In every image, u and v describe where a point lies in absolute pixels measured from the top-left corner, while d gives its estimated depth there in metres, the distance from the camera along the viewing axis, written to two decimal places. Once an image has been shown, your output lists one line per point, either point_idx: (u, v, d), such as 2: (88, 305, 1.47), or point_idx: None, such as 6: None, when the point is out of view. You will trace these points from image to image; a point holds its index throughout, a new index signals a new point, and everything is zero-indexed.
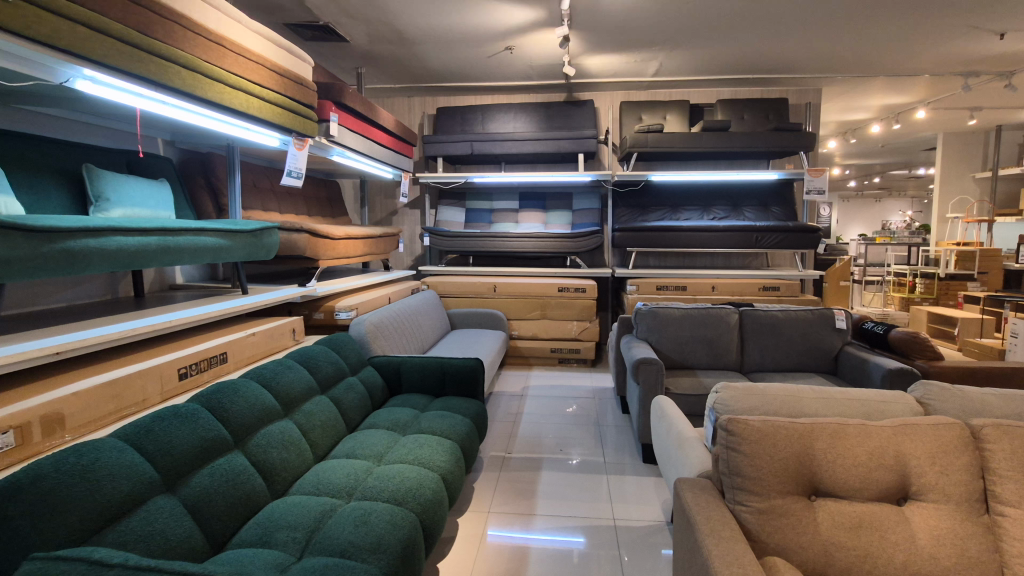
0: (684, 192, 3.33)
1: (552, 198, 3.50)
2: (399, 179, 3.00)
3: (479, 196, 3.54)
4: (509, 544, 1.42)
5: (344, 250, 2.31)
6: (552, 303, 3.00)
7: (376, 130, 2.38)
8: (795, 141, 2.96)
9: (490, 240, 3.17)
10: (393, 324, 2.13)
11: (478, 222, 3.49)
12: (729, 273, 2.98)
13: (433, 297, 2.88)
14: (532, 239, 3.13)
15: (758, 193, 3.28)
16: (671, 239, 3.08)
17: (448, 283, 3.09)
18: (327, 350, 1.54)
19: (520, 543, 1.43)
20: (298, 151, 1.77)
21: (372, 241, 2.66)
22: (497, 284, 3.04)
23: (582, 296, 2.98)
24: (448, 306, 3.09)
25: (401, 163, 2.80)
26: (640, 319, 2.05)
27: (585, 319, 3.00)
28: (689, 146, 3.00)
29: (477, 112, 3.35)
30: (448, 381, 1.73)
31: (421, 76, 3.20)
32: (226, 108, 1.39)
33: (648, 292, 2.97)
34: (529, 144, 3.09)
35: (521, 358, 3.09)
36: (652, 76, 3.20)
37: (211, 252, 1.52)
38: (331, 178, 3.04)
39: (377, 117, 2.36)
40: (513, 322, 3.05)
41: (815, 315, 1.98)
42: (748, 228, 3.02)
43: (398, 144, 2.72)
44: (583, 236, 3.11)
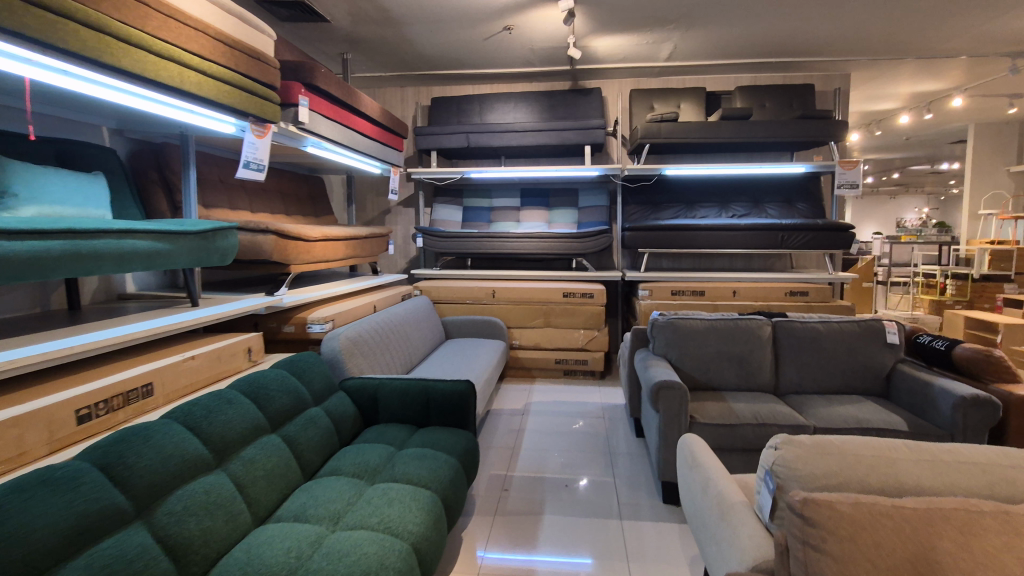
0: (700, 188, 3.05)
1: (555, 195, 3.23)
2: (388, 174, 2.74)
3: (478, 194, 3.29)
4: (509, 566, 1.31)
5: (322, 254, 2.06)
6: (556, 309, 2.74)
7: (357, 119, 2.13)
8: (825, 129, 2.68)
9: (488, 241, 2.90)
10: (375, 338, 1.87)
11: (476, 222, 3.25)
12: (751, 276, 2.70)
13: (426, 304, 2.62)
14: (535, 239, 2.87)
15: (782, 189, 3.00)
16: (688, 240, 2.81)
17: (443, 288, 2.83)
18: (284, 376, 1.28)
19: (521, 564, 1.32)
20: (257, 140, 1.51)
21: (356, 243, 2.41)
22: (496, 290, 2.78)
23: (589, 303, 2.72)
24: (442, 312, 2.83)
25: (390, 157, 2.54)
26: (657, 332, 1.78)
27: (593, 327, 2.73)
28: (707, 137, 2.73)
29: (474, 101, 3.09)
30: (433, 409, 1.47)
31: (413, 63, 2.94)
32: (157, 85, 1.12)
33: (661, 298, 2.70)
34: (530, 136, 2.82)
35: (522, 370, 2.83)
36: (665, 61, 2.93)
37: (144, 257, 1.25)
38: (315, 174, 2.78)
39: (359, 105, 2.11)
40: (514, 331, 2.79)
41: (861, 328, 1.71)
42: (772, 226, 2.74)
43: (386, 136, 2.47)
44: (591, 236, 2.84)
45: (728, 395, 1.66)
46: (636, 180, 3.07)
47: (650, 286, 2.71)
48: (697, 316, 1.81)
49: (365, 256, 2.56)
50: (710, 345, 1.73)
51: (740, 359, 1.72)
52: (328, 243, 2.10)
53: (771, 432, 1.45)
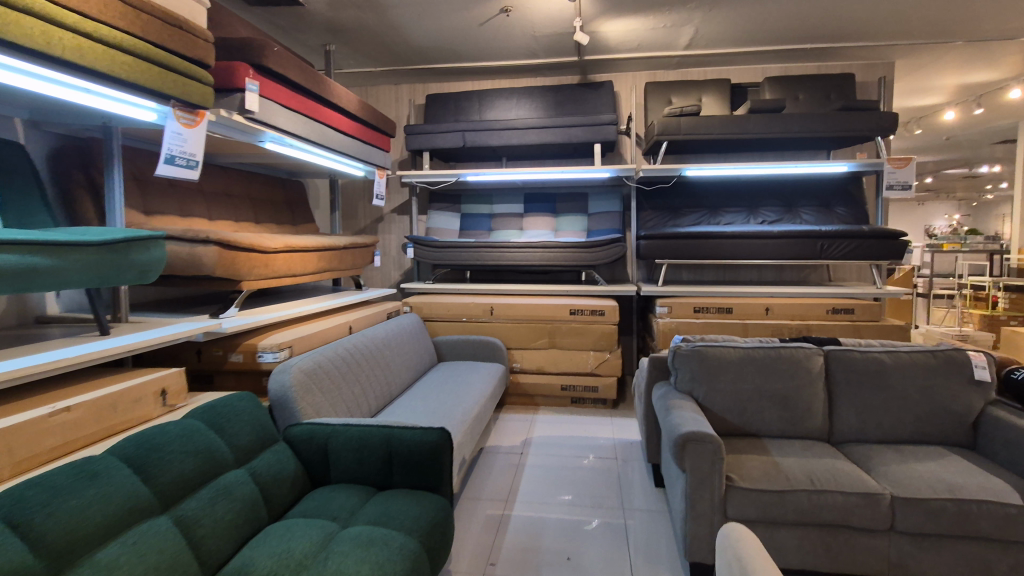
0: (726, 191, 2.71)
1: (563, 200, 2.93)
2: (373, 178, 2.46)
3: (477, 200, 3.00)
4: None
5: (286, 267, 1.77)
6: (562, 329, 2.42)
7: (328, 111, 1.85)
8: (870, 123, 2.34)
9: (486, 251, 2.60)
10: (341, 368, 1.57)
11: (476, 231, 2.96)
12: (784, 292, 2.35)
13: (415, 323, 2.32)
14: (538, 249, 2.56)
15: (819, 192, 2.66)
16: (712, 250, 2.49)
17: (435, 304, 2.53)
18: (193, 432, 0.99)
19: None
20: (185, 130, 1.23)
21: (333, 255, 2.12)
22: (494, 306, 2.47)
23: (599, 321, 2.39)
24: (435, 331, 2.53)
25: (375, 159, 2.27)
26: (681, 362, 1.45)
27: (604, 349, 2.40)
28: (735, 133, 2.40)
29: (473, 98, 2.81)
30: (397, 464, 1.16)
31: (404, 55, 2.67)
32: (10, 47, 0.84)
33: (682, 315, 2.37)
34: (533, 134, 2.52)
35: (525, 397, 2.51)
36: (685, 49, 2.62)
37: (14, 276, 0.95)
38: (294, 178, 2.52)
39: (328, 95, 1.83)
40: (515, 352, 2.48)
41: (936, 359, 1.37)
42: (810, 234, 2.40)
43: (369, 135, 2.19)
44: (601, 246, 2.53)
45: (771, 445, 1.33)
46: (652, 183, 2.75)
47: (670, 301, 2.38)
48: (731, 343, 1.47)
49: (346, 270, 2.27)
50: (747, 380, 1.40)
51: (785, 398, 1.38)
52: (295, 255, 1.81)
53: (833, 501, 1.11)
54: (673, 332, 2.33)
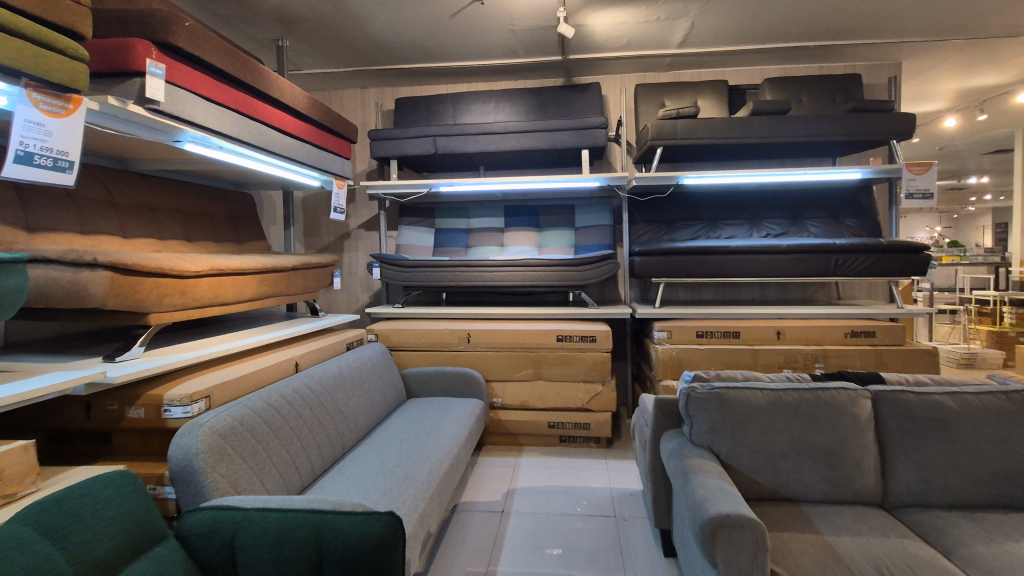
0: (726, 201, 2.47)
1: (547, 213, 2.67)
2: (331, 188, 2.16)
3: (453, 214, 2.73)
4: None
5: (212, 294, 1.46)
6: (548, 357, 2.14)
7: (265, 106, 1.55)
8: (883, 125, 2.12)
9: (462, 271, 2.31)
10: (274, 418, 1.26)
11: (452, 248, 2.69)
12: (796, 313, 2.11)
13: (379, 356, 2.02)
14: (520, 268, 2.28)
15: (826, 202, 2.43)
16: (714, 266, 2.23)
17: (403, 332, 2.22)
18: (8, 551, 0.67)
19: None
20: (48, 119, 0.91)
21: (278, 278, 1.81)
22: (471, 333, 2.18)
23: (590, 349, 2.11)
24: (403, 363, 2.22)
25: (330, 167, 1.97)
26: (696, 410, 1.17)
27: (595, 381, 2.11)
28: (736, 136, 2.16)
29: (447, 101, 2.54)
30: (328, 565, 0.86)
31: (368, 52, 2.40)
32: None
33: (683, 341, 2.10)
34: (513, 139, 2.25)
35: (507, 436, 2.21)
36: (678, 48, 2.40)
37: None
38: (241, 191, 2.22)
39: (264, 86, 1.54)
40: (495, 386, 2.18)
41: (1011, 402, 1.10)
42: (823, 247, 2.15)
43: (322, 138, 1.91)
44: (590, 262, 2.25)
45: (815, 518, 1.05)
46: (645, 193, 2.50)
47: (670, 325, 2.11)
48: (757, 383, 1.19)
49: (296, 294, 1.96)
50: (781, 431, 1.12)
51: (828, 453, 1.10)
52: (222, 278, 1.50)
53: None
54: (673, 359, 2.06)
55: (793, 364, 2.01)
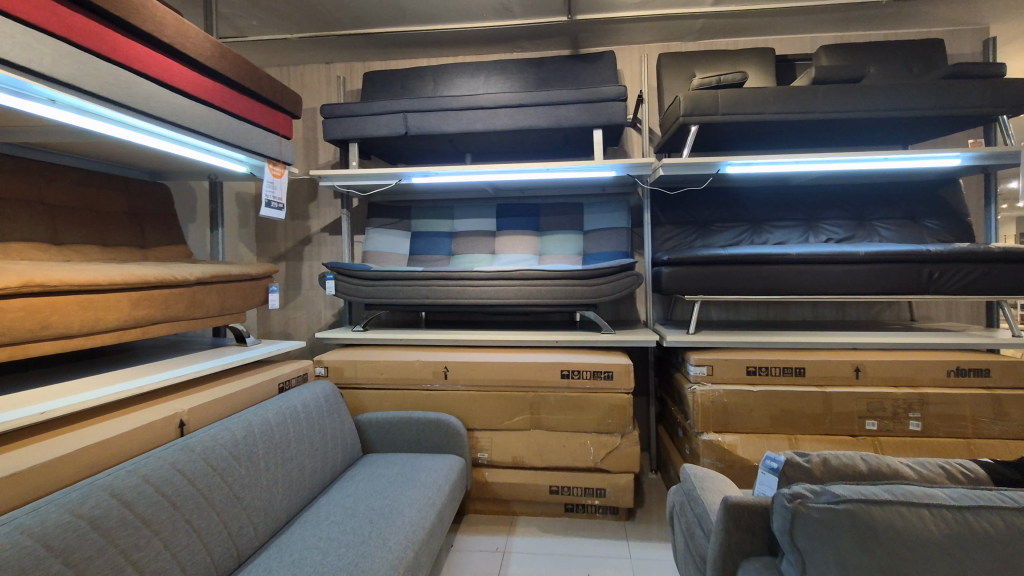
0: (774, 199, 1.97)
1: (548, 213, 2.17)
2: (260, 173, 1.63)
3: (433, 214, 2.24)
4: None
5: (37, 322, 0.95)
6: (549, 399, 1.63)
7: (125, 40, 1.06)
8: (992, 94, 1.61)
9: (439, 284, 1.80)
10: (85, 539, 0.73)
11: (431, 256, 2.19)
12: (876, 341, 1.60)
13: (322, 399, 1.50)
14: (514, 281, 1.77)
15: (901, 200, 1.92)
16: (766, 280, 1.72)
17: (361, 364, 1.70)
18: None
19: None
20: None
21: (175, 296, 1.30)
22: (449, 366, 1.67)
23: (605, 388, 1.61)
24: (361, 405, 1.71)
25: (255, 146, 1.47)
26: (810, 540, 0.66)
27: (612, 432, 1.60)
28: (796, 112, 1.66)
29: (425, 74, 2.05)
30: None
31: (325, 10, 1.92)
32: None
33: (728, 379, 1.59)
34: (504, 116, 1.74)
35: (495, 501, 1.69)
36: (714, 6, 1.90)
37: None
38: (155, 183, 1.73)
39: (121, 10, 1.04)
40: (478, 437, 1.66)
41: None
42: (911, 255, 1.64)
43: (239, 105, 1.41)
44: (603, 275, 1.74)
45: None
46: (673, 186, 1.99)
47: (710, 358, 1.60)
48: (918, 492, 0.68)
49: (210, 318, 1.45)
50: None
51: None
52: (57, 300, 0.99)
53: None
54: (716, 403, 1.55)
55: (879, 413, 1.49)
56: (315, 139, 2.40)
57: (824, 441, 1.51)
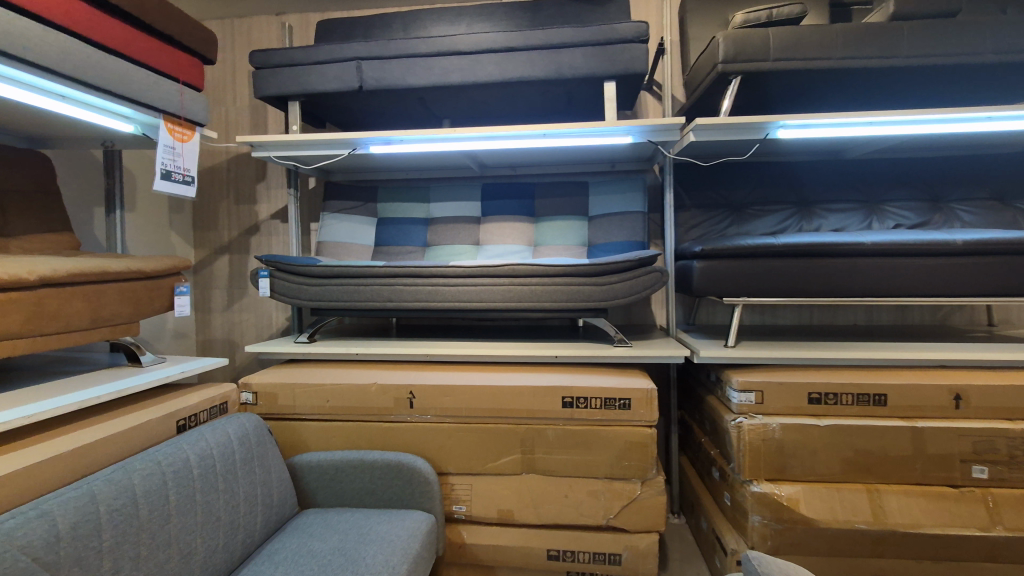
0: (829, 176, 1.59)
1: (545, 195, 1.77)
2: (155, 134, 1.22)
3: (404, 196, 1.83)
4: None
5: None
6: (547, 435, 1.24)
7: None
8: None
9: (404, 283, 1.40)
10: None
11: (402, 247, 1.79)
12: (977, 359, 1.21)
13: (235, 440, 1.09)
14: (501, 279, 1.38)
15: (987, 175, 1.52)
16: (827, 276, 1.34)
17: (300, 389, 1.30)
18: None
19: None
20: None
21: (3, 304, 0.88)
22: (415, 392, 1.28)
23: (620, 421, 1.23)
24: (301, 441, 1.31)
25: (131, 93, 1.05)
26: None
27: (630, 479, 1.22)
28: (874, 57, 1.25)
29: (390, 20, 1.64)
30: None
31: None
32: None
33: (782, 409, 1.20)
34: (487, 64, 1.33)
35: (476, 566, 1.31)
36: None
37: None
38: (30, 151, 1.31)
39: None
40: (453, 483, 1.27)
41: None
42: (1017, 246, 1.26)
43: (99, 29, 0.98)
44: (617, 271, 1.34)
45: None
46: (706, 156, 1.59)
47: (761, 381, 1.21)
48: None
49: (76, 332, 1.03)
50: None
51: None
52: None
53: None
54: (771, 442, 1.17)
55: (990, 457, 1.12)
56: (263, 106, 1.99)
57: (915, 494, 1.13)
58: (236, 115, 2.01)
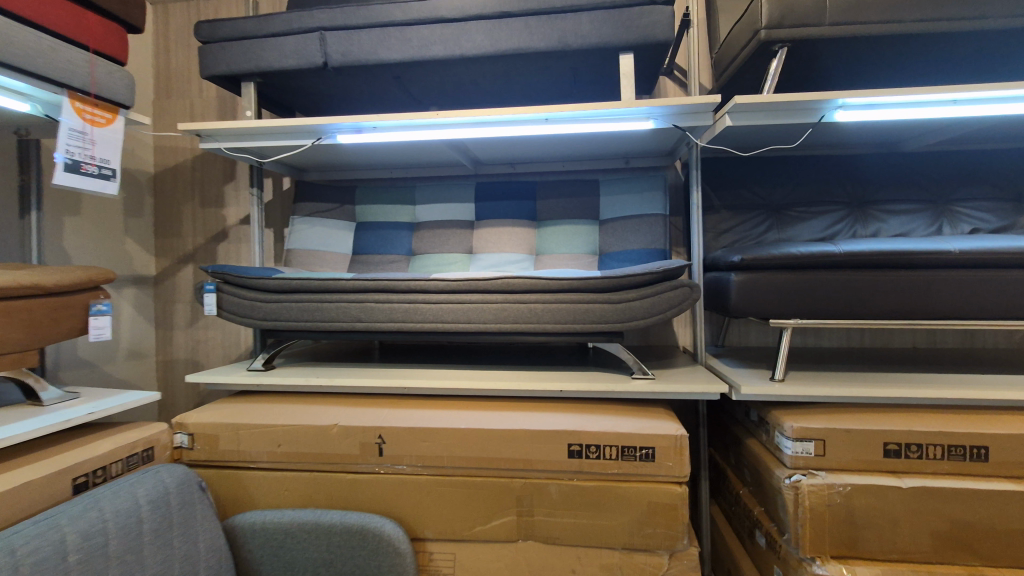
0: (885, 172, 1.34)
1: (549, 196, 1.53)
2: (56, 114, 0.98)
3: (386, 198, 1.60)
4: None
5: None
6: (549, 492, 0.99)
7: None
8: None
9: (376, 300, 1.16)
10: None
11: (383, 257, 1.55)
12: None
13: (144, 506, 0.84)
14: (493, 295, 1.13)
15: None
16: (900, 294, 1.06)
17: (246, 431, 1.06)
18: None
19: None
20: None
21: None
22: (385, 436, 1.03)
23: (641, 476, 0.97)
24: (246, 495, 1.06)
25: (6, 57, 0.81)
26: None
27: (654, 550, 0.96)
28: (959, 18, 1.00)
29: None
30: None
31: None
32: None
33: (849, 462, 0.94)
34: (474, 32, 1.09)
35: None
36: None
37: None
38: None
39: None
40: (432, 551, 1.02)
41: None
42: None
43: None
44: (636, 286, 1.09)
45: None
46: (744, 146, 1.33)
47: (823, 427, 0.95)
48: None
49: None
50: None
51: None
52: None
53: None
54: (837, 508, 0.91)
55: None
56: (231, 97, 1.77)
57: None
58: (201, 107, 1.79)
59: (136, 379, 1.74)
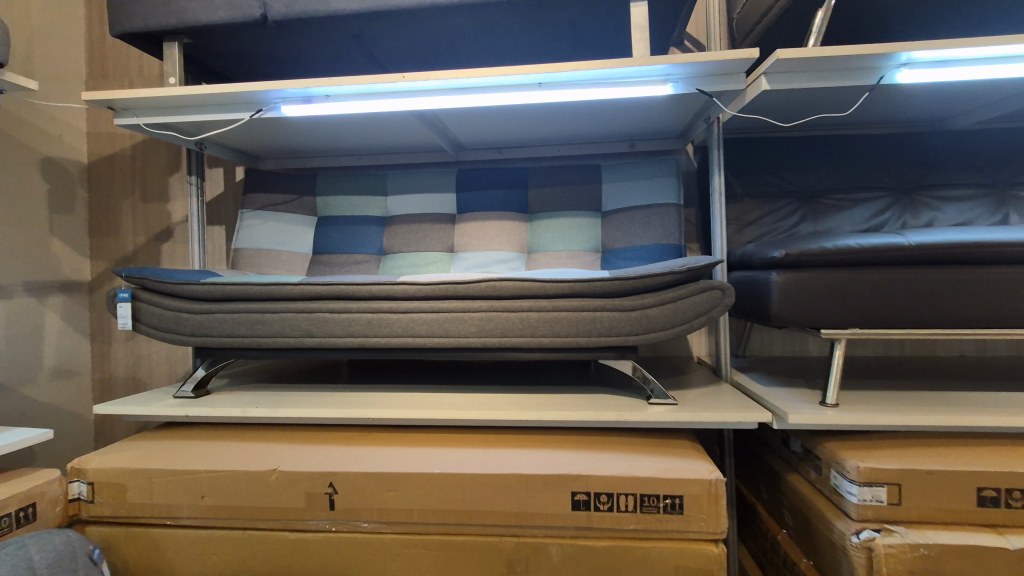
0: (938, 152, 1.14)
1: (542, 184, 1.31)
2: None
3: (353, 189, 1.37)
4: None
5: None
6: (549, 555, 0.77)
7: None
8: None
9: (331, 309, 0.93)
10: None
11: (350, 257, 1.33)
12: None
13: None
14: (476, 302, 0.91)
15: None
16: (986, 298, 0.84)
17: (161, 480, 0.83)
18: None
19: None
20: None
21: None
22: (338, 484, 0.81)
23: (666, 533, 0.76)
24: (163, 561, 0.83)
25: None
26: None
27: None
28: None
29: None
30: None
31: None
32: None
33: (932, 514, 0.73)
34: None
35: None
36: None
37: None
38: None
39: None
40: None
41: None
42: None
43: None
44: (654, 289, 0.88)
45: None
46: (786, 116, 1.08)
47: (898, 469, 0.74)
48: None
49: None
50: None
51: None
52: None
53: None
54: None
55: None
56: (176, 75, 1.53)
57: None
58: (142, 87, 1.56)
59: (66, 401, 1.50)
